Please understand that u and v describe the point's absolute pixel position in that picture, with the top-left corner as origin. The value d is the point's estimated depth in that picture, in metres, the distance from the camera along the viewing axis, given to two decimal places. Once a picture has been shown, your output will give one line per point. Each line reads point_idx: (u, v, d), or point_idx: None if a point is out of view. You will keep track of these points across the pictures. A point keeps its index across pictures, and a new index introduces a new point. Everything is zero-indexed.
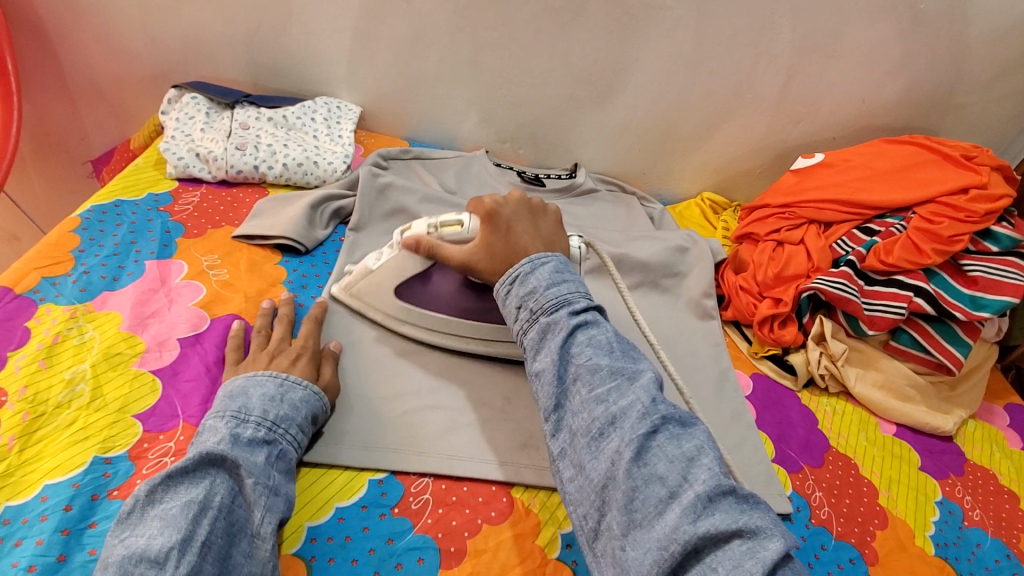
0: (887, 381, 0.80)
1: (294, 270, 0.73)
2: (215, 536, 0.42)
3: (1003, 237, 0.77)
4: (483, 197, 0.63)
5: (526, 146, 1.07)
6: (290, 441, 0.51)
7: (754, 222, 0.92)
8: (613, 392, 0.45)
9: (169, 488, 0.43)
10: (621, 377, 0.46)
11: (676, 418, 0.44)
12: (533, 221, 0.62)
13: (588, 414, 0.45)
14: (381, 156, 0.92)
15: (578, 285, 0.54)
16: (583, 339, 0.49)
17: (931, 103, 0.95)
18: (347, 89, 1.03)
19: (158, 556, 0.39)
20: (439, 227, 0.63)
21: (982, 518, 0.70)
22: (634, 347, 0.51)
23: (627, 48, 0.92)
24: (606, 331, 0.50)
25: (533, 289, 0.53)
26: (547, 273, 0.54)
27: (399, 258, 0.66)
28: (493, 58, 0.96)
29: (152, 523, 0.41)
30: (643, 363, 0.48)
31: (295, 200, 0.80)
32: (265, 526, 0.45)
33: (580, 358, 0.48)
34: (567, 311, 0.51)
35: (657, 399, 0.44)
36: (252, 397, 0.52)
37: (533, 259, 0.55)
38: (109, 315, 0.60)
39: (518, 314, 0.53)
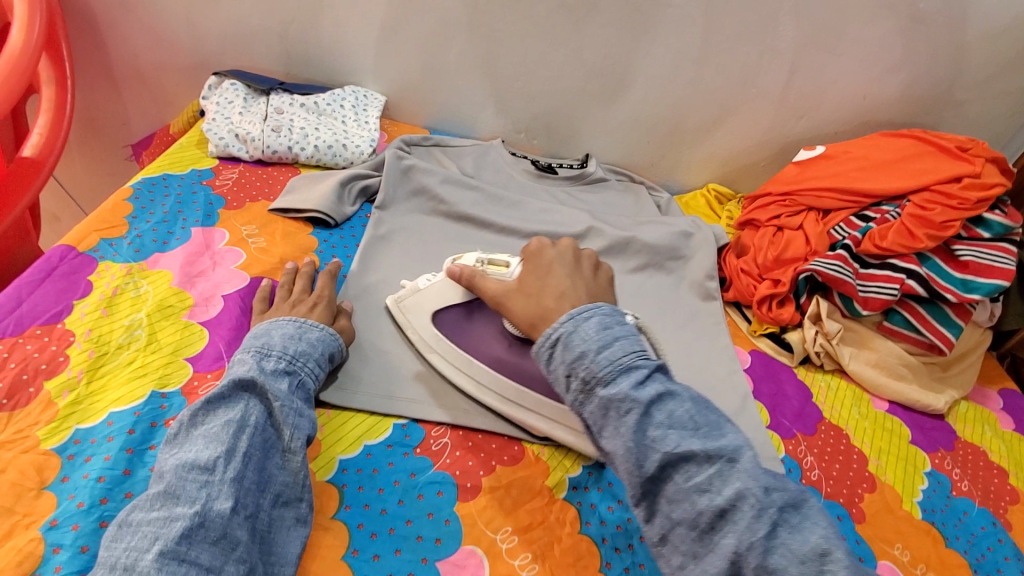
0: (881, 360, 0.84)
1: (325, 241, 0.79)
2: (254, 448, 0.48)
3: (995, 223, 0.81)
4: (535, 241, 0.65)
5: (540, 136, 1.13)
6: (309, 371, 0.57)
7: (756, 209, 0.97)
8: (713, 479, 0.41)
9: (209, 411, 0.49)
10: (718, 460, 0.42)
11: (787, 497, 0.41)
12: (576, 268, 0.61)
13: (688, 506, 0.41)
14: (404, 141, 0.98)
15: (633, 338, 0.48)
16: (661, 418, 0.44)
17: (930, 98, 0.99)
18: (372, 79, 1.09)
19: (207, 464, 0.46)
20: (487, 263, 0.66)
21: (969, 489, 0.74)
22: (711, 407, 0.46)
23: (637, 44, 0.98)
24: (683, 400, 0.45)
25: (583, 356, 0.47)
26: (595, 333, 0.48)
27: (444, 286, 0.67)
28: (511, 51, 1.01)
29: (198, 439, 0.48)
30: (727, 430, 0.44)
31: (326, 178, 0.86)
32: (296, 441, 0.51)
33: (663, 442, 0.43)
34: (631, 382, 0.45)
35: (765, 482, 0.41)
36: (273, 336, 0.58)
37: (574, 317, 0.50)
38: (161, 272, 0.67)
39: (571, 383, 0.48)
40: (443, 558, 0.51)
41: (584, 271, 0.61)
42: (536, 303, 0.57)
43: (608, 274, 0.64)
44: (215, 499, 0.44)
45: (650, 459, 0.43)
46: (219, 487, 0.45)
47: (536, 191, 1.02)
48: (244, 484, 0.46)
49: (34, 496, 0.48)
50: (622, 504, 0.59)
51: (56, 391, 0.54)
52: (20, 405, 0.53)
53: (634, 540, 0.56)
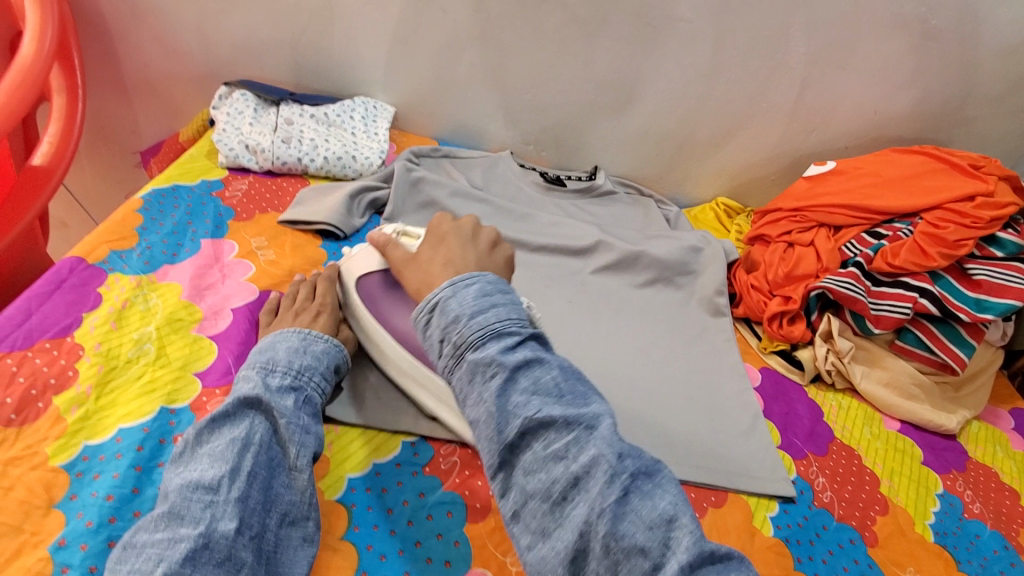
0: (893, 379, 0.83)
1: (334, 254, 0.79)
2: (259, 467, 0.48)
3: (1008, 242, 0.80)
4: (439, 214, 0.63)
5: (549, 148, 1.13)
6: (315, 386, 0.57)
7: (766, 225, 0.97)
8: (571, 447, 0.41)
9: (214, 429, 0.49)
10: (577, 427, 0.42)
11: (641, 466, 0.42)
12: (471, 241, 0.59)
13: (545, 475, 0.41)
14: (413, 153, 0.98)
15: (509, 305, 0.48)
16: (525, 384, 0.44)
17: (942, 115, 0.99)
18: (382, 90, 1.09)
19: (211, 484, 0.45)
20: (401, 234, 0.69)
21: (982, 511, 0.73)
22: (581, 379, 0.47)
23: (647, 57, 0.98)
24: (551, 367, 0.45)
25: (456, 319, 0.47)
26: (471, 297, 0.48)
27: (366, 254, 0.68)
28: (520, 63, 1.01)
29: (203, 458, 0.48)
30: (592, 402, 0.45)
31: (335, 189, 0.86)
32: (302, 459, 0.50)
33: (525, 408, 0.43)
34: (499, 348, 0.45)
35: (619, 449, 0.41)
36: (278, 350, 0.58)
37: (456, 284, 0.49)
38: (170, 285, 0.67)
39: (440, 348, 0.48)
40: None
41: (479, 243, 0.58)
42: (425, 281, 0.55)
43: (511, 254, 0.62)
44: (219, 519, 0.44)
45: (511, 425, 0.43)
46: (223, 507, 0.44)
47: (544, 203, 1.02)
48: (249, 504, 0.46)
49: (42, 514, 0.47)
50: None
51: (65, 406, 0.54)
52: (28, 420, 0.53)
53: None
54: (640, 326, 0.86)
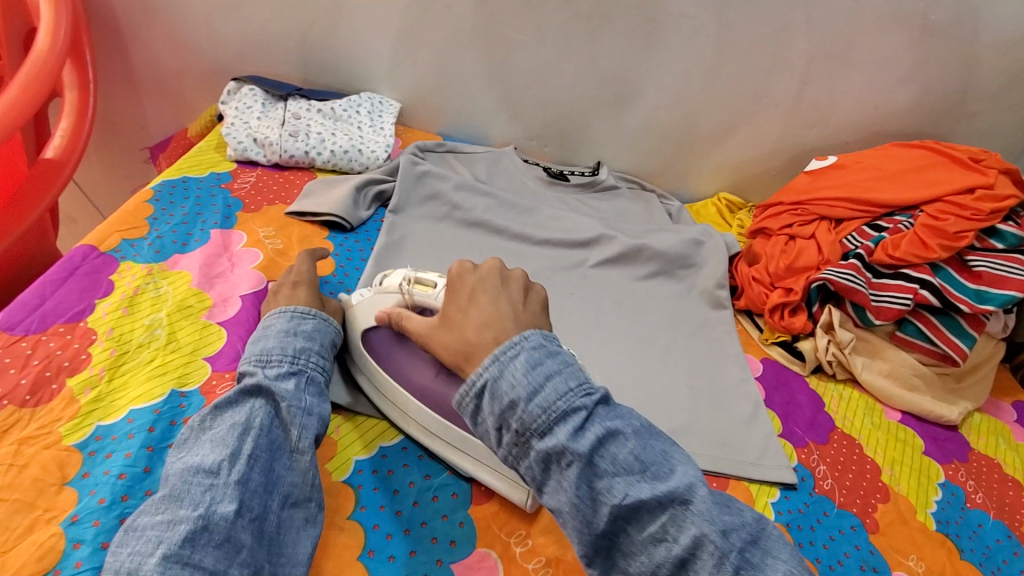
0: (893, 370, 0.83)
1: (341, 245, 0.80)
2: (259, 450, 0.49)
3: (1008, 234, 0.81)
4: (457, 263, 0.59)
5: (552, 144, 1.14)
6: (314, 366, 0.57)
7: (768, 218, 0.97)
8: (670, 529, 0.42)
9: (218, 416, 0.51)
10: (671, 505, 0.42)
11: (740, 532, 0.43)
12: (503, 290, 0.55)
13: (648, 556, 0.43)
14: (418, 148, 1.00)
15: (563, 374, 0.47)
16: (607, 466, 0.44)
17: (943, 110, 0.99)
18: (387, 86, 1.11)
19: (212, 467, 0.46)
20: (412, 284, 0.62)
21: (984, 501, 0.73)
22: (658, 439, 0.46)
23: (649, 53, 0.99)
24: (625, 440, 0.45)
25: (514, 406, 0.46)
26: (522, 375, 0.46)
27: (373, 303, 0.63)
28: (524, 59, 1.03)
29: (205, 443, 0.49)
30: (674, 468, 0.44)
31: (340, 182, 0.87)
32: (303, 441, 0.51)
33: (613, 495, 0.43)
34: (568, 433, 0.44)
35: (718, 523, 0.42)
36: (273, 335, 0.58)
37: (499, 358, 0.48)
38: (180, 273, 0.68)
39: (503, 436, 0.47)
40: (458, 559, 0.51)
41: (511, 292, 0.54)
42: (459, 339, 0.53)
43: (544, 294, 0.57)
44: (219, 502, 0.45)
45: (600, 514, 0.43)
46: (222, 490, 0.45)
47: (548, 198, 1.03)
48: (250, 485, 0.46)
49: (56, 491, 0.48)
50: None
51: (79, 388, 0.55)
52: (43, 401, 0.54)
53: None
54: (643, 317, 0.87)
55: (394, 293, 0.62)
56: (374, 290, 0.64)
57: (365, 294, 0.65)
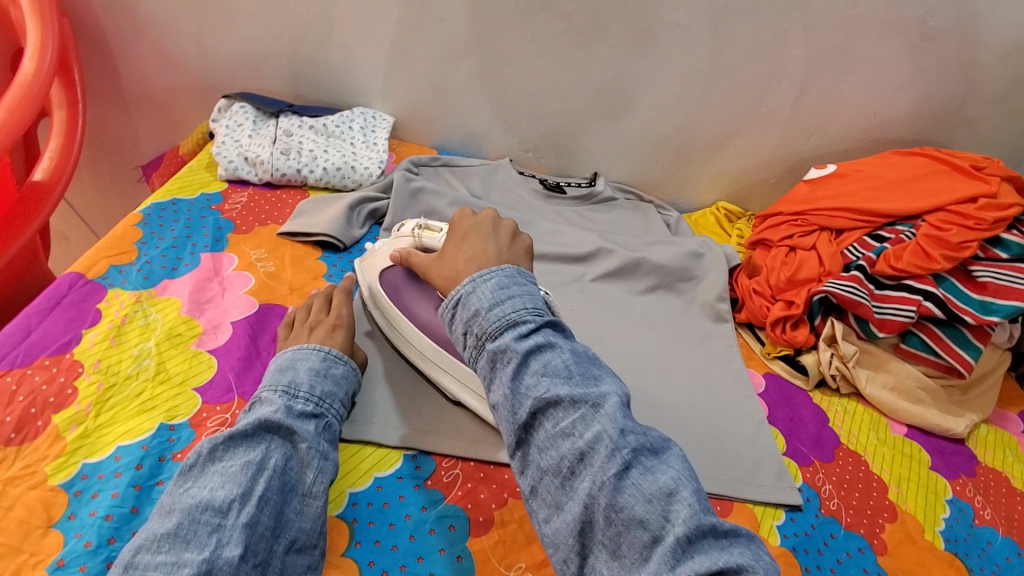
0: (898, 383, 0.82)
1: (334, 265, 0.79)
2: (271, 492, 0.47)
3: (1013, 243, 0.79)
4: (459, 211, 0.63)
5: (548, 155, 1.12)
6: (336, 412, 0.56)
7: (767, 229, 0.96)
8: (578, 425, 0.44)
9: (230, 447, 0.49)
10: (584, 406, 0.44)
11: (646, 444, 0.44)
12: (493, 234, 0.58)
13: (555, 451, 0.44)
14: (412, 163, 0.98)
15: (525, 295, 0.50)
16: (537, 366, 0.47)
17: (943, 116, 0.98)
18: (380, 100, 1.09)
19: (221, 506, 0.45)
20: (422, 230, 0.69)
21: (993, 518, 0.72)
22: (593, 361, 0.49)
23: (645, 63, 0.98)
24: (562, 351, 0.48)
25: (475, 311, 0.49)
26: (488, 289, 0.50)
27: (389, 248, 0.71)
28: (518, 71, 1.02)
29: (214, 476, 0.47)
30: (603, 382, 0.47)
31: (335, 200, 0.86)
32: (318, 486, 0.50)
33: (535, 389, 0.45)
34: (513, 334, 0.47)
35: (624, 427, 0.43)
36: (300, 370, 0.57)
37: (473, 278, 0.52)
38: (170, 299, 0.67)
39: (464, 339, 0.50)
40: None
41: (500, 236, 0.58)
42: (451, 273, 0.57)
43: (531, 244, 0.61)
44: (225, 544, 0.43)
45: (523, 405, 0.45)
46: (229, 532, 0.44)
47: (544, 211, 1.02)
48: (257, 530, 0.45)
49: (41, 534, 0.47)
50: None
51: (64, 425, 0.54)
52: (27, 438, 0.52)
53: None
54: (643, 333, 0.86)
55: (407, 238, 0.70)
56: (393, 235, 0.72)
57: (386, 242, 0.73)
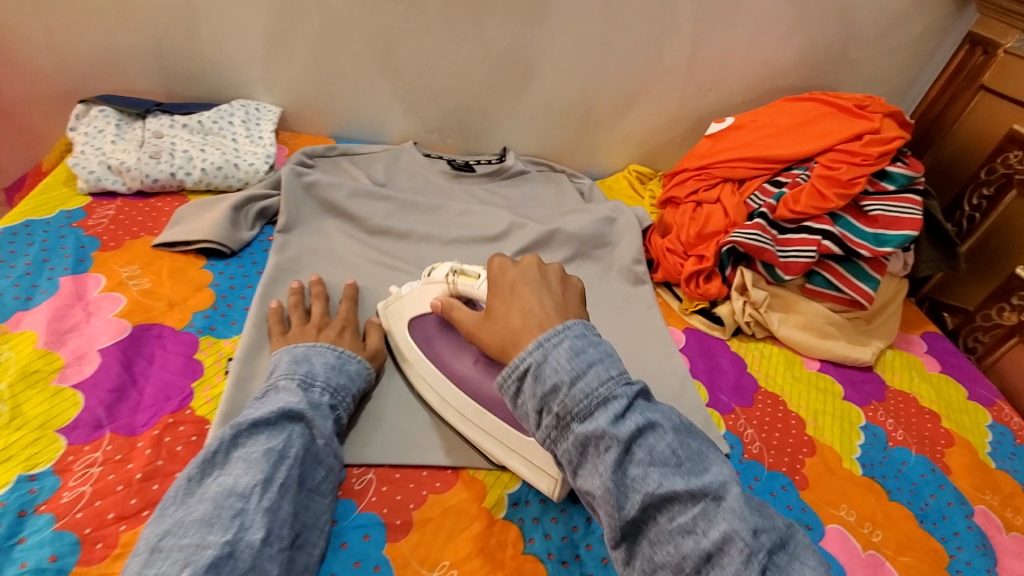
0: (808, 322, 0.85)
1: (220, 273, 0.72)
2: (291, 479, 0.47)
3: (898, 175, 0.83)
4: (497, 257, 0.59)
5: (453, 134, 1.08)
6: (347, 406, 0.57)
7: (675, 187, 0.97)
8: (700, 522, 0.41)
9: (251, 433, 0.48)
10: (704, 499, 0.41)
11: (775, 538, 0.42)
12: (543, 284, 0.55)
13: (674, 549, 0.41)
14: (306, 154, 0.91)
15: (608, 361, 0.46)
16: (643, 454, 0.43)
17: (827, 61, 1.01)
18: (265, 91, 1.01)
19: (244, 491, 0.45)
20: (457, 275, 0.63)
21: (905, 438, 0.75)
22: (690, 434, 0.46)
23: (537, 31, 0.95)
24: (664, 433, 0.44)
25: (556, 389, 0.44)
26: (566, 357, 0.45)
27: (419, 293, 0.65)
28: (407, 48, 0.96)
29: (236, 463, 0.47)
30: (711, 464, 0.44)
31: (219, 203, 0.79)
32: (325, 484, 0.51)
33: (646, 483, 0.42)
34: (609, 417, 0.43)
35: (751, 523, 0.41)
36: (315, 363, 0.57)
37: (543, 343, 0.46)
38: (23, 334, 0.59)
39: (541, 419, 0.45)
40: None
41: (551, 284, 0.54)
42: (500, 328, 0.52)
43: (581, 285, 0.58)
44: (249, 528, 0.43)
45: (632, 501, 0.42)
46: (253, 516, 0.44)
47: (454, 193, 0.98)
48: (278, 516, 0.45)
49: None
50: (566, 512, 0.56)
51: None
52: None
53: (581, 550, 0.54)
54: None
55: (440, 284, 0.64)
56: (424, 279, 0.66)
57: (413, 286, 0.67)
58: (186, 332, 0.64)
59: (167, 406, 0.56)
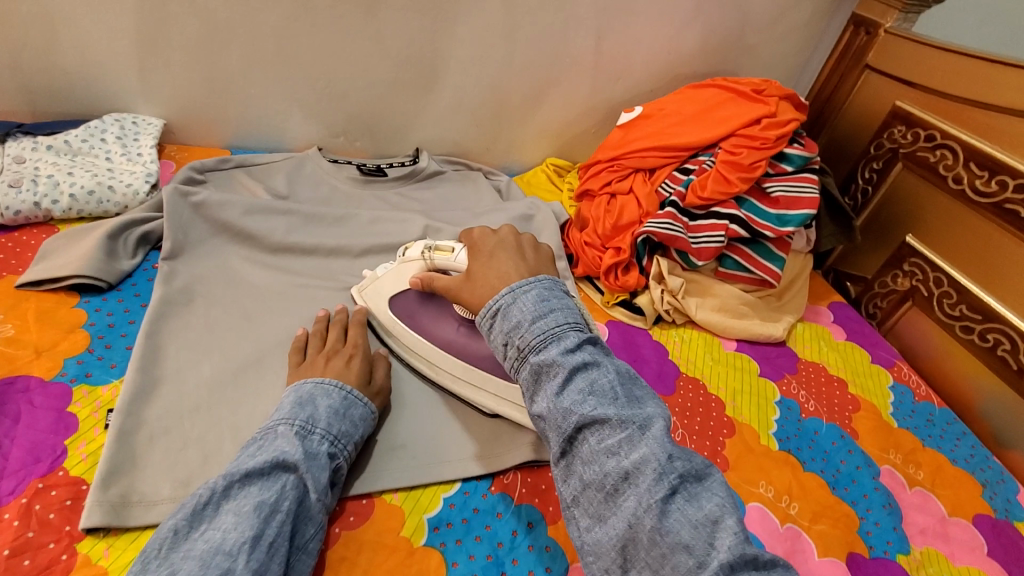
0: (723, 304, 0.88)
1: (97, 310, 0.65)
2: (281, 538, 0.44)
3: (795, 156, 0.86)
4: (478, 228, 0.62)
5: (362, 138, 1.03)
6: (347, 455, 0.54)
7: (589, 179, 0.98)
8: (624, 444, 0.42)
9: (244, 484, 0.46)
10: (631, 426, 0.42)
11: (694, 470, 0.42)
12: (518, 251, 0.57)
13: (599, 468, 0.42)
14: (194, 168, 0.84)
15: (567, 310, 0.49)
16: (583, 384, 0.44)
17: (726, 46, 1.04)
18: (145, 102, 0.93)
19: (231, 549, 0.41)
20: (433, 251, 0.66)
21: (816, 408, 0.79)
22: (635, 381, 0.47)
23: (438, 25, 0.91)
24: (608, 371, 0.45)
25: (518, 323, 0.48)
26: (531, 302, 0.49)
27: (395, 274, 0.69)
28: (300, 49, 0.90)
29: (226, 517, 0.44)
30: (649, 403, 0.45)
31: (91, 230, 0.71)
32: (313, 542, 0.48)
33: (581, 406, 0.43)
34: (559, 348, 0.46)
35: (672, 452, 0.41)
36: (319, 407, 0.54)
37: (514, 290, 0.50)
38: None
39: (504, 350, 0.48)
40: None
41: (526, 254, 0.56)
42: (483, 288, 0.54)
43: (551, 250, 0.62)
44: None
45: (569, 421, 0.43)
46: None
47: (365, 199, 0.94)
48: None
49: None
50: (491, 528, 0.55)
51: None
52: None
53: (506, 566, 0.52)
54: None
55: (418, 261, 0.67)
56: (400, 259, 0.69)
57: (389, 267, 0.71)
58: (56, 383, 0.57)
59: (35, 470, 0.50)
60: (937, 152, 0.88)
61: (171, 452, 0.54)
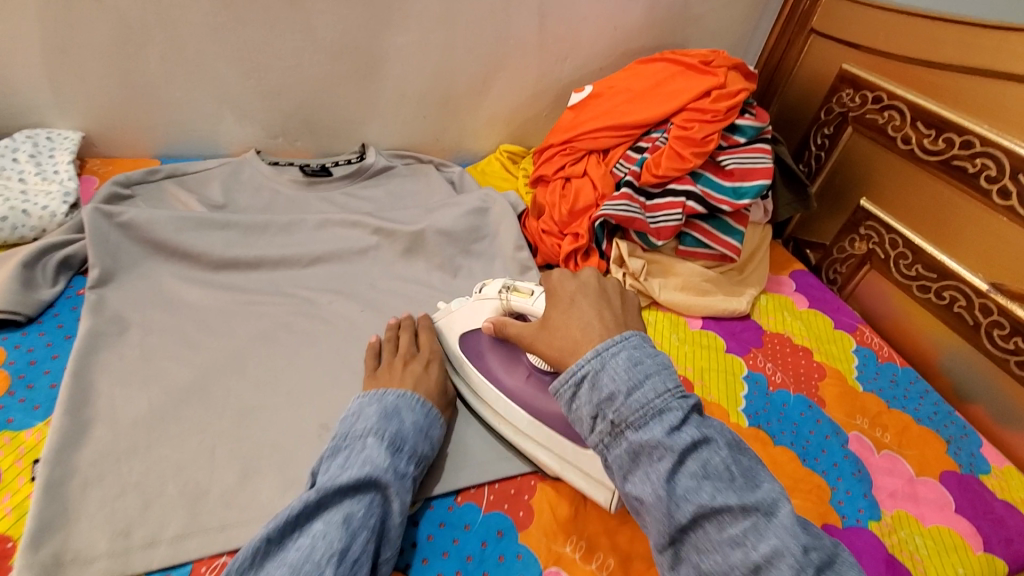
0: (686, 282, 0.87)
1: (16, 348, 0.60)
2: (364, 557, 0.44)
3: (747, 127, 0.85)
4: (556, 272, 0.58)
5: (303, 137, 0.98)
6: (423, 473, 0.54)
7: (543, 164, 0.95)
8: (750, 534, 0.39)
9: (336, 495, 0.45)
10: (755, 513, 0.40)
11: (823, 556, 0.40)
12: (603, 298, 0.54)
13: (721, 558, 0.40)
14: (117, 183, 0.78)
15: (663, 374, 0.46)
16: (695, 467, 0.42)
17: (672, 18, 1.02)
18: (60, 115, 0.86)
19: (321, 562, 0.41)
20: (510, 291, 0.62)
21: (783, 379, 0.79)
22: (743, 452, 0.44)
23: (371, 12, 0.86)
24: (719, 448, 0.43)
25: (610, 394, 0.44)
26: (622, 366, 0.45)
27: (471, 308, 0.67)
28: (224, 46, 0.84)
29: (316, 526, 0.44)
30: (763, 480, 0.43)
31: (4, 260, 0.66)
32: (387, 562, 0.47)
33: (696, 494, 0.41)
34: (664, 427, 0.42)
35: (803, 540, 0.39)
36: (404, 421, 0.53)
37: (600, 351, 0.47)
38: None
39: (593, 424, 0.45)
40: None
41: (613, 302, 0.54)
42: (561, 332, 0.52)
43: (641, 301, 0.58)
44: None
45: (683, 510, 0.41)
46: None
47: (309, 203, 0.89)
48: None
49: None
50: (459, 541, 0.53)
51: None
52: None
53: None
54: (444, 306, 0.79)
55: (495, 300, 0.64)
56: (478, 295, 0.66)
57: (465, 301, 0.68)
58: None
59: None
60: (885, 113, 0.88)
61: (108, 501, 0.50)
